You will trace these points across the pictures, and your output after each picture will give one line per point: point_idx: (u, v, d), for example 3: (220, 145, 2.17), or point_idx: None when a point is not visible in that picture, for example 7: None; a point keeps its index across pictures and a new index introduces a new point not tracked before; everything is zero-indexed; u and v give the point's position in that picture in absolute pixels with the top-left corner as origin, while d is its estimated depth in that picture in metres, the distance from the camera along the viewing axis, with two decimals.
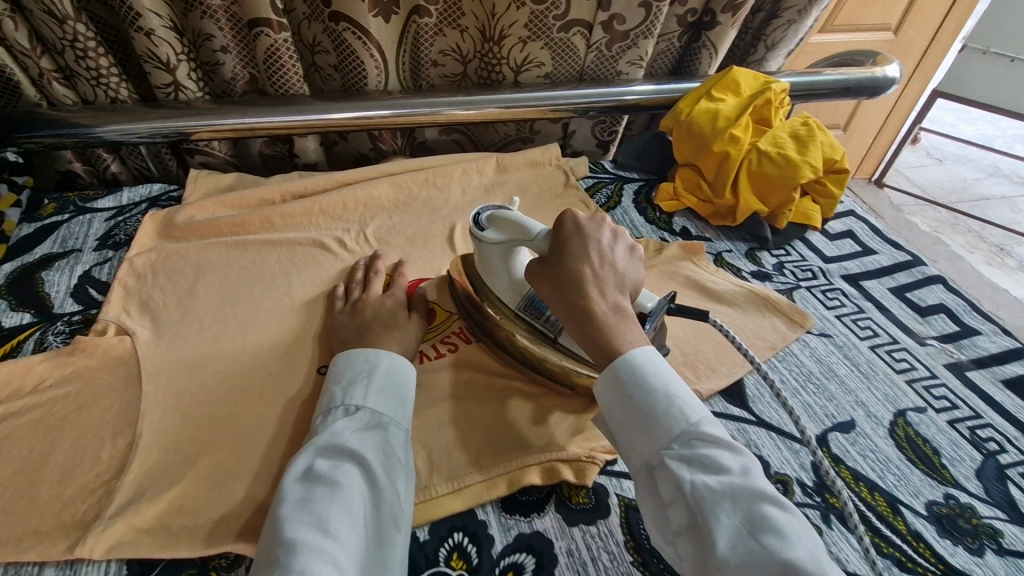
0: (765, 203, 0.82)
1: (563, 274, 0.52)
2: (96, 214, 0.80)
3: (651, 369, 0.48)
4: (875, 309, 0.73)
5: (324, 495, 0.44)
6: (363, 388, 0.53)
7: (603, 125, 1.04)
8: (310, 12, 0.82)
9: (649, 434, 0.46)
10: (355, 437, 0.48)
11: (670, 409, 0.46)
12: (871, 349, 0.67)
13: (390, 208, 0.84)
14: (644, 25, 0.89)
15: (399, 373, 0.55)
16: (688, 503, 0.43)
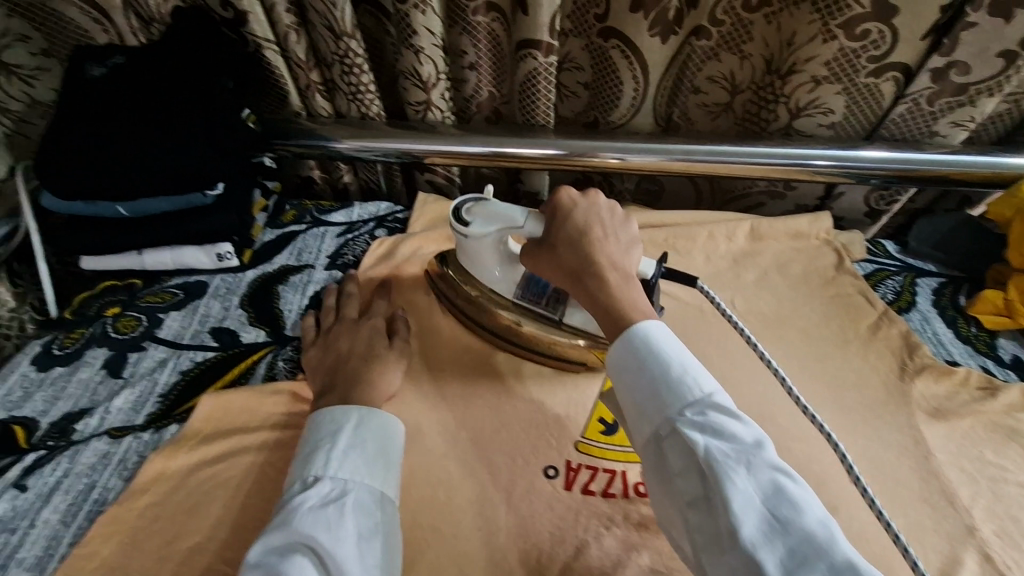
0: None
1: (566, 246, 0.49)
2: (329, 227, 0.79)
3: (661, 339, 0.43)
4: None
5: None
6: (325, 453, 0.47)
7: (883, 193, 0.82)
8: (573, 28, 0.74)
9: (659, 404, 0.41)
10: (314, 506, 0.43)
11: (681, 380, 0.41)
12: None
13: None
14: (994, 80, 0.69)
15: (370, 427, 0.49)
16: (700, 474, 0.38)
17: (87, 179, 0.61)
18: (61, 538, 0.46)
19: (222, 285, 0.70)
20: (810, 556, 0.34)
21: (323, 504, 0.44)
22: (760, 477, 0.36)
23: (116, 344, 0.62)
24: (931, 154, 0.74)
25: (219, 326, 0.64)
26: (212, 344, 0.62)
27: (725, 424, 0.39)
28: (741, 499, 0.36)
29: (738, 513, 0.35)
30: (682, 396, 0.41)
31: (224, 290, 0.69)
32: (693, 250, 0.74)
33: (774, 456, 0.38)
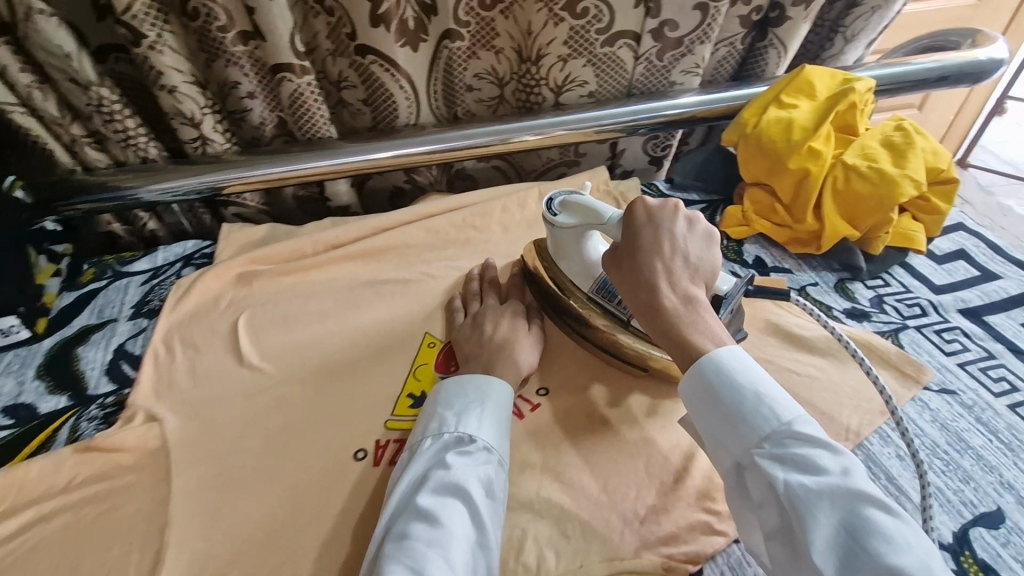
0: (856, 226, 0.69)
1: (631, 273, 0.53)
2: (132, 278, 0.78)
3: (736, 368, 0.47)
4: (1009, 354, 0.61)
5: (423, 524, 0.45)
6: (476, 415, 0.52)
7: (656, 141, 0.93)
8: (335, 47, 0.76)
9: (736, 434, 0.46)
10: (469, 462, 0.49)
11: (760, 409, 0.46)
12: (1010, 409, 0.56)
13: (425, 253, 0.78)
14: (700, 29, 0.79)
15: (499, 403, 0.54)
16: (782, 506, 0.42)
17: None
18: None
19: (15, 361, 0.67)
20: None
21: (472, 461, 0.49)
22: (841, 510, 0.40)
23: None
24: (676, 101, 0.84)
25: (15, 403, 0.63)
26: (7, 423, 0.61)
27: (807, 456, 0.43)
28: (824, 530, 0.40)
29: (811, 541, 0.40)
30: (759, 427, 0.45)
31: (18, 365, 0.67)
32: (489, 225, 0.81)
33: (868, 485, 0.41)
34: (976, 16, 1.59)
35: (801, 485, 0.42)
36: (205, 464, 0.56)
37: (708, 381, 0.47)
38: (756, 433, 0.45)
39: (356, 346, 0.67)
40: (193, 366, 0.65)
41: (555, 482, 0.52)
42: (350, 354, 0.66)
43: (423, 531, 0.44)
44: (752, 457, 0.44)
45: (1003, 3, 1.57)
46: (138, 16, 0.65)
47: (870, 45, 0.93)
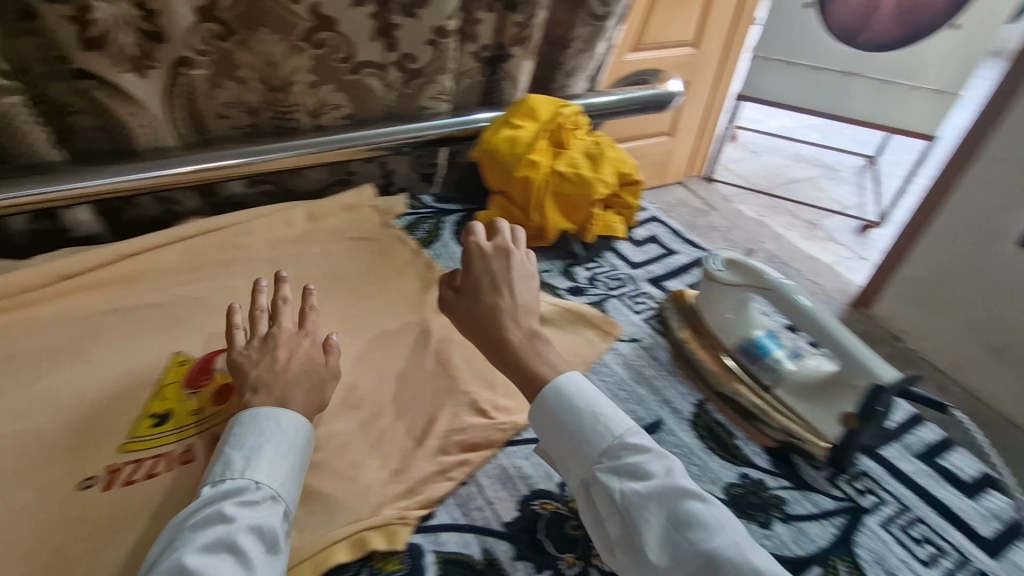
0: (572, 221, 0.86)
1: (479, 309, 0.58)
2: None
3: (577, 390, 0.54)
4: (647, 284, 0.83)
5: (218, 536, 0.42)
6: (262, 457, 0.48)
7: (424, 159, 1.04)
8: (49, 71, 0.70)
9: (585, 452, 0.52)
10: (266, 484, 0.47)
11: (599, 426, 0.52)
12: (643, 321, 0.76)
13: (178, 277, 0.76)
14: (436, 62, 0.89)
15: (275, 435, 0.50)
16: (623, 513, 0.49)
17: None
18: None
19: None
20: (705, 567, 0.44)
21: (263, 512, 0.45)
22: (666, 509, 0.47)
23: None
24: (427, 123, 0.93)
25: None
26: None
27: (641, 461, 0.50)
28: (654, 523, 0.47)
29: (654, 547, 0.46)
30: (598, 442, 0.52)
31: None
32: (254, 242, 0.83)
33: None
34: (693, 66, 1.94)
35: (635, 491, 0.48)
36: None
37: (556, 403, 0.53)
38: (600, 445, 0.52)
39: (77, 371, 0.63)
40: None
41: None
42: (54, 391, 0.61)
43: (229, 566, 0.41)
44: (594, 473, 0.50)
45: (709, 54, 1.94)
46: None
47: (588, 78, 1.14)
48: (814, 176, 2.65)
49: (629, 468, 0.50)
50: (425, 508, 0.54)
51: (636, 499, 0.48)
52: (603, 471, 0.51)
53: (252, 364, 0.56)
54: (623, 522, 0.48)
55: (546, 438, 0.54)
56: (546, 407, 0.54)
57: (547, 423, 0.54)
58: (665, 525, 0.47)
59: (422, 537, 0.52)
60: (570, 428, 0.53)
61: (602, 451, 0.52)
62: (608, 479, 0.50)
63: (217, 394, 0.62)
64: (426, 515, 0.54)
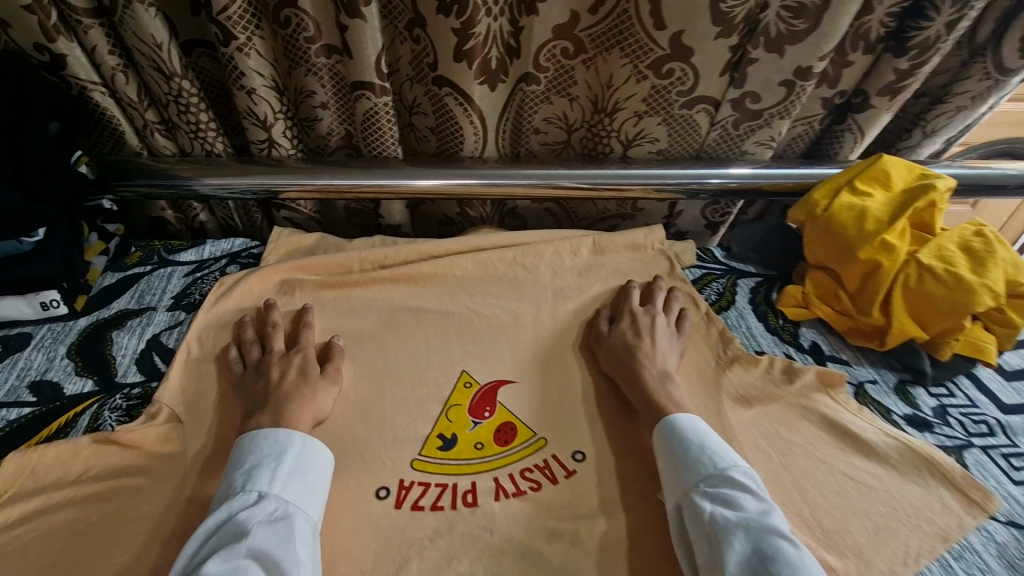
0: (926, 328, 0.67)
1: (619, 347, 0.64)
2: (177, 267, 0.78)
3: (688, 425, 0.55)
4: None
5: (273, 543, 0.45)
6: (270, 471, 0.50)
7: (715, 207, 0.92)
8: (415, 74, 0.76)
9: (677, 473, 0.52)
10: (272, 499, 0.48)
11: (701, 456, 0.52)
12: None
13: (471, 288, 0.73)
14: (782, 105, 0.77)
15: (310, 459, 0.52)
16: (709, 538, 0.47)
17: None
18: None
19: (47, 336, 0.66)
20: None
21: (268, 520, 0.46)
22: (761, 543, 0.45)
23: None
24: (742, 170, 0.83)
25: (40, 380, 0.61)
26: (30, 400, 0.59)
27: (734, 496, 0.49)
28: (739, 554, 0.45)
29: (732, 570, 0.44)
30: (698, 470, 0.51)
31: (50, 340, 0.66)
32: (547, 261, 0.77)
33: None
34: None
35: (724, 517, 0.47)
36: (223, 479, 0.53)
37: (666, 433, 0.54)
38: (694, 475, 0.51)
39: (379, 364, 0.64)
40: (223, 368, 0.62)
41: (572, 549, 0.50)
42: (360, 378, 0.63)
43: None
44: (688, 492, 0.50)
45: None
46: (233, 19, 0.67)
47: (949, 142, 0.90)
48: None
49: (725, 497, 0.49)
50: None
51: (726, 523, 0.47)
52: (700, 494, 0.50)
53: (250, 389, 0.59)
54: (710, 547, 0.47)
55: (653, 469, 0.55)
56: (662, 440, 0.55)
57: (660, 453, 0.54)
58: (747, 555, 0.45)
59: None
60: (675, 455, 0.53)
61: (702, 478, 0.51)
62: (702, 499, 0.49)
63: (499, 434, 0.58)
64: None
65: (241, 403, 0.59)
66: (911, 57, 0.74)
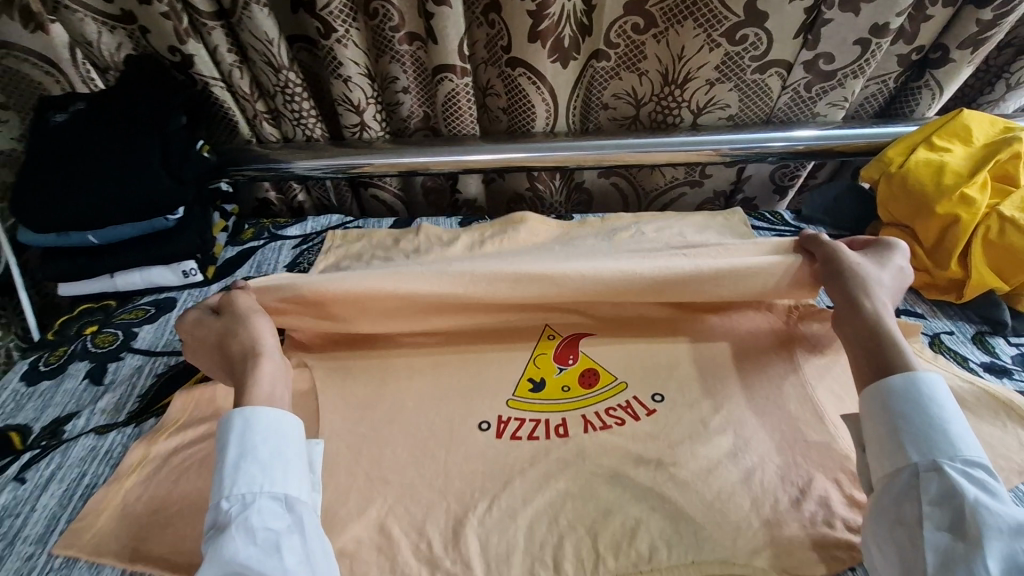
0: (1006, 280, 0.67)
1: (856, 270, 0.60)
2: (285, 242, 0.88)
3: (928, 387, 0.49)
4: None
5: (259, 532, 0.44)
6: (220, 475, 0.48)
7: (784, 171, 0.94)
8: (489, 57, 0.82)
9: (919, 440, 0.47)
10: (229, 501, 0.46)
11: (943, 429, 0.47)
12: None
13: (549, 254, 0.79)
14: (857, 64, 0.78)
15: (255, 435, 0.49)
16: (958, 519, 0.43)
17: (54, 199, 0.70)
18: (61, 516, 0.54)
19: (189, 299, 0.78)
20: None
21: (228, 524, 0.45)
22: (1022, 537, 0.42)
23: (96, 358, 0.69)
24: (813, 132, 0.84)
25: None
26: (183, 350, 0.70)
27: (988, 483, 0.44)
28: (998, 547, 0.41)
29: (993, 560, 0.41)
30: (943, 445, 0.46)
31: (192, 302, 0.77)
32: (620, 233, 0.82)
33: None
34: None
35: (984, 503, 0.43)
36: (348, 410, 0.61)
37: (906, 392, 0.49)
38: (939, 447, 0.46)
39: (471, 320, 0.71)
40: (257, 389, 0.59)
41: (657, 476, 0.54)
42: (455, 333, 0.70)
43: (252, 560, 0.43)
44: (937, 465, 0.45)
45: None
46: (333, 14, 0.75)
47: None
48: None
49: (984, 484, 0.44)
50: None
51: (993, 511, 0.42)
52: (955, 471, 0.45)
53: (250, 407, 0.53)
54: (956, 524, 0.43)
55: (877, 420, 0.49)
56: (907, 396, 0.49)
57: (898, 407, 0.48)
58: (1009, 553, 0.41)
59: None
60: (916, 420, 0.47)
61: (954, 453, 0.46)
62: (958, 477, 0.44)
63: (585, 377, 0.63)
64: None
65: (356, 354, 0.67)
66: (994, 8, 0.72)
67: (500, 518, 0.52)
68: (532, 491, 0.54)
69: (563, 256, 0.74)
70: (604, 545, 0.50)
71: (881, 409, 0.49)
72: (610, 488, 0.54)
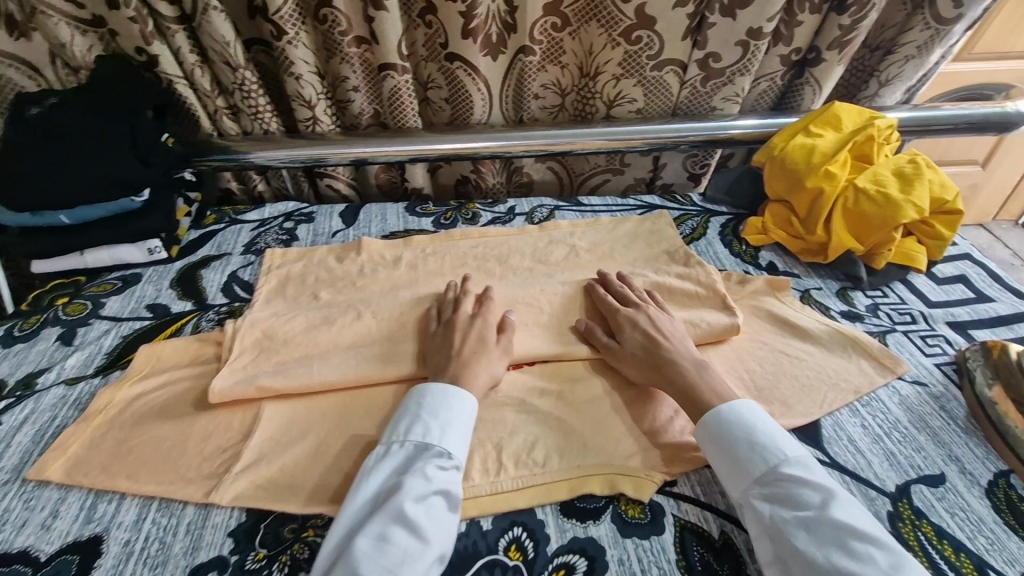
0: (862, 242, 0.79)
1: (638, 343, 0.65)
2: (244, 225, 0.96)
3: (735, 417, 0.55)
4: (946, 328, 0.73)
5: (447, 484, 0.52)
6: (425, 427, 0.55)
7: (695, 159, 1.07)
8: (429, 54, 0.92)
9: (734, 472, 0.53)
10: (437, 449, 0.54)
11: (752, 453, 0.53)
12: (934, 365, 0.68)
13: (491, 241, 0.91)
14: (741, 62, 0.90)
15: (453, 412, 0.57)
16: (771, 539, 0.48)
17: (26, 183, 0.77)
18: (33, 451, 0.61)
19: (153, 274, 0.86)
20: None
21: (430, 467, 0.52)
22: (826, 541, 0.46)
23: (66, 324, 0.77)
24: (712, 122, 0.96)
25: (153, 303, 0.80)
26: (147, 316, 0.78)
27: (792, 494, 0.49)
28: (805, 556, 0.46)
29: (801, 572, 0.45)
30: (753, 470, 0.52)
31: (156, 277, 0.85)
32: (554, 232, 0.92)
33: None
34: None
35: (785, 517, 0.48)
36: (295, 359, 0.69)
37: (714, 430, 0.55)
38: (748, 474, 0.52)
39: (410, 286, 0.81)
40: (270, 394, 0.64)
41: (557, 402, 0.64)
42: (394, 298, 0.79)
43: (404, 539, 0.47)
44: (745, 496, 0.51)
45: None
46: (284, 18, 0.85)
47: (907, 91, 1.02)
48: None
49: (784, 495, 0.49)
50: (671, 475, 0.56)
51: (789, 523, 0.47)
52: (757, 495, 0.50)
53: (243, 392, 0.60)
54: (773, 547, 0.48)
55: (708, 459, 0.56)
56: (710, 440, 0.55)
57: (713, 442, 0.55)
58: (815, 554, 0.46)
59: (665, 498, 0.55)
60: (728, 452, 0.53)
61: (757, 478, 0.51)
62: (762, 500, 0.50)
63: None
64: (671, 481, 0.56)
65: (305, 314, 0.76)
66: (851, 14, 0.85)
67: None
68: None
69: (499, 269, 0.85)
70: (507, 456, 0.58)
71: (703, 459, 0.56)
72: (517, 413, 0.62)
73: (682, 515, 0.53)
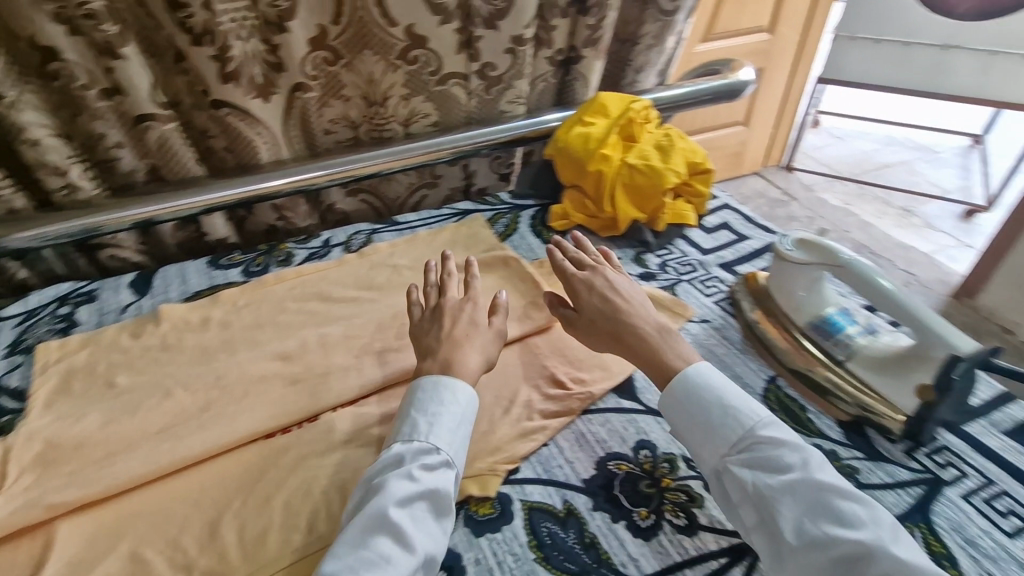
0: (642, 210, 0.91)
1: (607, 317, 0.63)
2: (4, 322, 0.82)
3: (694, 385, 0.56)
4: (718, 269, 0.86)
5: (416, 482, 0.50)
6: (450, 418, 0.55)
7: (499, 161, 1.13)
8: (196, 101, 0.85)
9: (708, 442, 0.54)
10: (428, 447, 0.53)
11: (724, 420, 0.53)
12: (713, 303, 0.80)
13: (310, 278, 0.88)
14: (514, 69, 0.97)
15: (462, 395, 0.57)
16: (755, 503, 0.50)
17: None
18: None
19: None
20: (843, 558, 0.45)
21: (431, 467, 0.52)
22: (812, 502, 0.48)
23: None
24: (504, 124, 1.02)
25: None
26: None
27: (771, 457, 0.50)
28: (789, 517, 0.48)
29: (789, 531, 0.47)
30: (726, 435, 0.53)
31: None
32: (375, 256, 0.91)
33: None
34: (772, 49, 2.16)
35: (767, 483, 0.49)
36: (94, 461, 0.61)
37: (677, 396, 0.56)
38: (722, 441, 0.53)
39: (226, 346, 0.76)
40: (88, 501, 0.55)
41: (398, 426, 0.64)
42: (209, 365, 0.73)
43: (389, 547, 0.46)
44: (724, 462, 0.52)
45: (788, 36, 2.15)
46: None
47: (658, 74, 1.17)
48: (908, 161, 2.72)
49: (763, 460, 0.51)
50: (513, 464, 0.59)
51: (770, 488, 0.49)
52: (734, 462, 0.52)
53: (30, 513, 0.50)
54: (758, 508, 0.50)
55: (677, 423, 0.56)
56: (676, 403, 0.56)
57: (681, 408, 0.55)
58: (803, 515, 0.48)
59: (510, 488, 0.58)
60: (699, 421, 0.54)
61: (733, 445, 0.52)
62: (742, 468, 0.51)
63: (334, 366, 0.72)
64: (514, 469, 0.59)
65: (100, 408, 0.67)
66: (594, 16, 0.96)
67: (257, 505, 0.57)
68: (286, 474, 0.60)
69: (325, 304, 0.83)
70: None
71: (676, 426, 0.56)
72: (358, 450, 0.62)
73: (527, 498, 0.56)
